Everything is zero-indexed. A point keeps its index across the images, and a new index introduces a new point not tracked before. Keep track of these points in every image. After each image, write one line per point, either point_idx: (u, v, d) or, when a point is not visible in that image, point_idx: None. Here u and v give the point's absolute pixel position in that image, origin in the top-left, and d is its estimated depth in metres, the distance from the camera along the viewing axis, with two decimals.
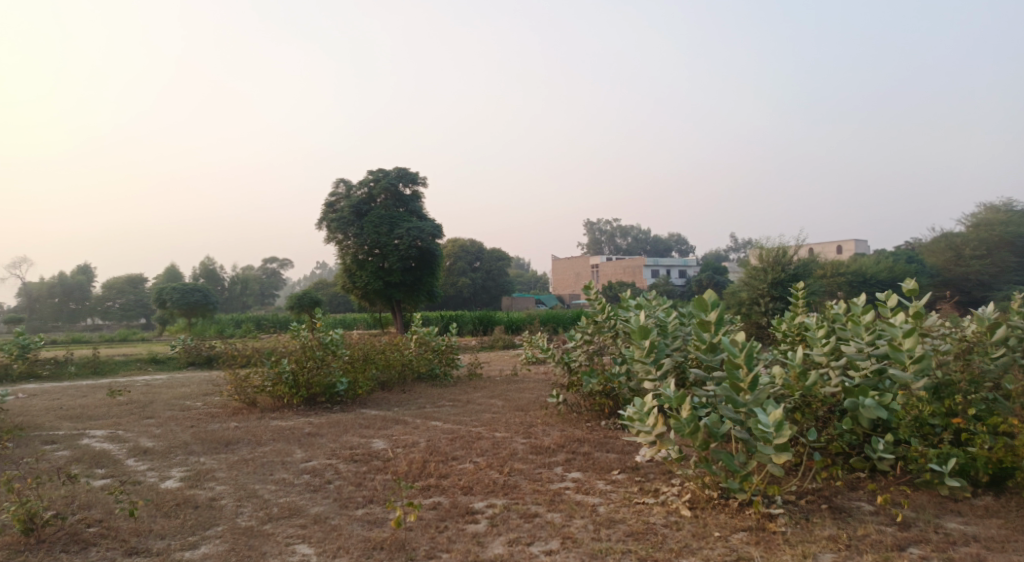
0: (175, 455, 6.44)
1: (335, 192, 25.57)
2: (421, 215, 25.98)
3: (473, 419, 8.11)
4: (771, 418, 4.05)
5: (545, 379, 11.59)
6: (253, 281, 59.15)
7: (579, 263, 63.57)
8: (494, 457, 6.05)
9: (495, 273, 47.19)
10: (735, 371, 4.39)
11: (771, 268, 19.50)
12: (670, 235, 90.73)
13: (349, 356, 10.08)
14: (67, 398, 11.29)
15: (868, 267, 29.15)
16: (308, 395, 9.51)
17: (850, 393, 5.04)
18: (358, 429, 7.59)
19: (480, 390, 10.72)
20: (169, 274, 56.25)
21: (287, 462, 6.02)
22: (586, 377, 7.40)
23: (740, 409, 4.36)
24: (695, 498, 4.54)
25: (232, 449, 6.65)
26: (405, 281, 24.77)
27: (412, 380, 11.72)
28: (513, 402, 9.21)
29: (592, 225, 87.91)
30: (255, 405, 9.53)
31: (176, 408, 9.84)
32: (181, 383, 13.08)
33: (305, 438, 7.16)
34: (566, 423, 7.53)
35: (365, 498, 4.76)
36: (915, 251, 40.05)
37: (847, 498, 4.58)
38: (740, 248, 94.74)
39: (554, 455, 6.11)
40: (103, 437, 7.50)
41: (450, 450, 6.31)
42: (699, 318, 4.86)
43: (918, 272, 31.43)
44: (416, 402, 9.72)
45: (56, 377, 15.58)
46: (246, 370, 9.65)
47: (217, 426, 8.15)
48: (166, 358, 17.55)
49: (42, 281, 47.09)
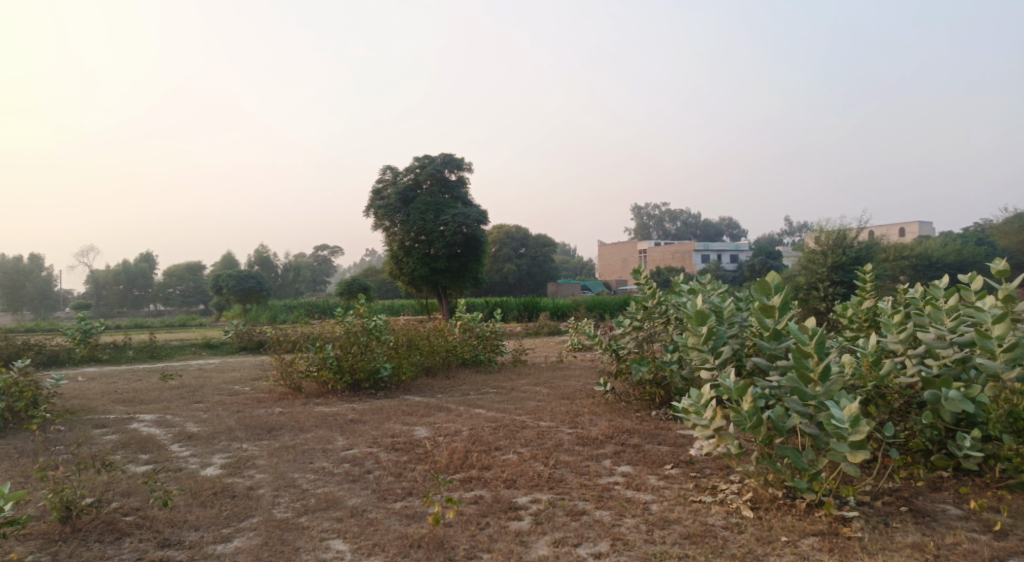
0: (218, 441, 6.39)
1: (382, 179, 25.63)
2: (467, 201, 25.83)
3: (518, 407, 7.88)
4: (846, 414, 3.69)
5: (592, 366, 11.29)
6: (305, 268, 60.21)
7: (628, 248, 62.69)
8: (539, 448, 5.80)
9: (542, 259, 46.92)
10: (803, 361, 4.04)
11: (830, 252, 18.71)
12: (721, 220, 88.85)
13: (393, 341, 9.96)
14: (121, 382, 11.49)
15: (934, 250, 27.80)
16: (352, 381, 9.42)
17: (931, 385, 4.65)
18: (401, 416, 7.44)
19: (524, 377, 10.49)
20: (225, 262, 57.72)
21: (327, 450, 5.89)
22: (636, 365, 7.06)
23: (809, 403, 4.02)
24: (757, 496, 4.25)
25: (274, 435, 6.56)
26: (451, 268, 24.68)
27: (457, 366, 11.56)
28: (558, 390, 8.95)
29: (641, 210, 86.57)
30: (300, 391, 9.49)
31: (224, 393, 9.89)
32: (232, 368, 13.22)
33: (348, 425, 7.04)
34: (614, 413, 7.22)
35: (404, 491, 4.57)
36: (984, 233, 38.12)
37: (930, 500, 4.19)
38: (795, 232, 92.08)
39: (602, 447, 5.82)
40: (151, 422, 7.53)
41: (494, 440, 6.09)
42: (762, 302, 4.50)
43: (988, 255, 29.89)
44: (460, 389, 9.55)
45: (115, 360, 15.96)
46: (292, 356, 9.64)
47: (262, 412, 8.11)
48: (219, 343, 17.81)
49: (108, 268, 48.61)
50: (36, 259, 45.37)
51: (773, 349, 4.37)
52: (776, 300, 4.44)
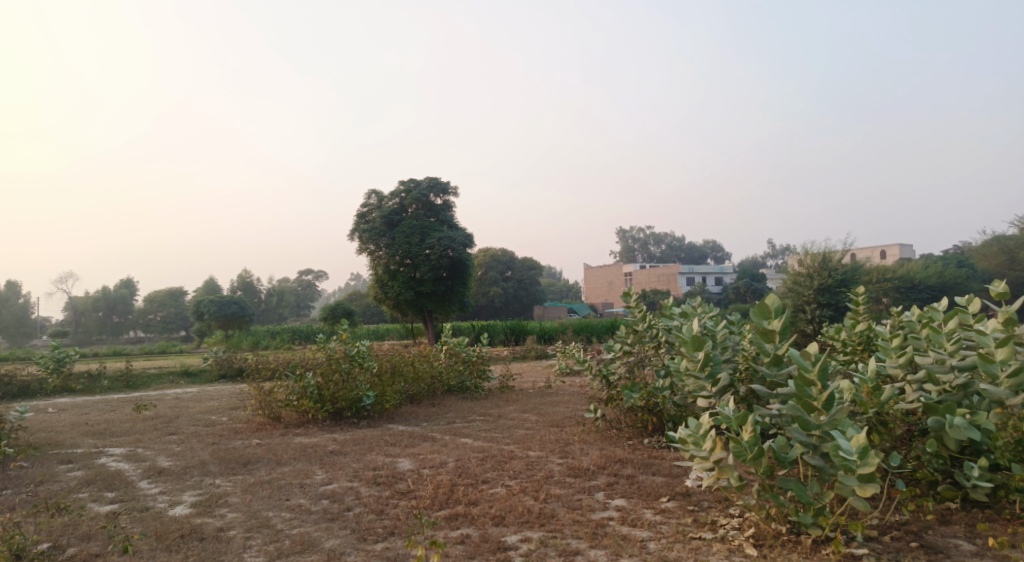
0: (190, 477, 6.07)
1: (366, 203, 25.42)
2: (453, 224, 25.66)
3: (505, 436, 7.62)
4: (854, 445, 3.49)
5: (581, 391, 11.04)
6: (289, 293, 59.59)
7: (613, 271, 62.76)
8: (529, 481, 5.54)
9: (528, 283, 46.77)
10: (806, 389, 3.85)
11: (816, 273, 18.70)
12: (705, 243, 89.38)
13: (376, 368, 9.68)
14: (93, 413, 11.06)
15: (916, 272, 27.96)
16: (334, 410, 9.11)
17: (934, 411, 4.46)
18: (384, 447, 7.15)
19: (512, 403, 10.22)
20: (207, 287, 57.02)
21: (306, 485, 5.59)
22: (628, 392, 6.83)
23: (813, 433, 3.81)
24: (760, 532, 4.03)
25: (250, 470, 6.25)
26: (436, 292, 24.42)
27: (443, 392, 11.28)
28: (547, 417, 8.70)
29: (626, 233, 86.87)
30: (280, 421, 9.16)
31: (200, 424, 9.53)
32: (210, 397, 12.83)
33: (328, 457, 6.74)
34: (605, 441, 6.98)
35: (386, 530, 4.30)
36: (965, 255, 38.47)
37: (941, 535, 3.99)
38: (778, 255, 92.75)
39: (594, 478, 5.58)
40: (121, 456, 7.17)
41: (481, 472, 5.82)
42: (762, 327, 4.30)
43: (970, 277, 30.12)
44: (446, 417, 9.27)
45: (89, 390, 15.48)
46: (271, 385, 9.32)
47: (239, 444, 7.78)
48: (198, 371, 17.36)
49: (87, 294, 47.73)
50: (12, 286, 44.54)
51: (774, 376, 4.16)
52: (778, 325, 4.25)
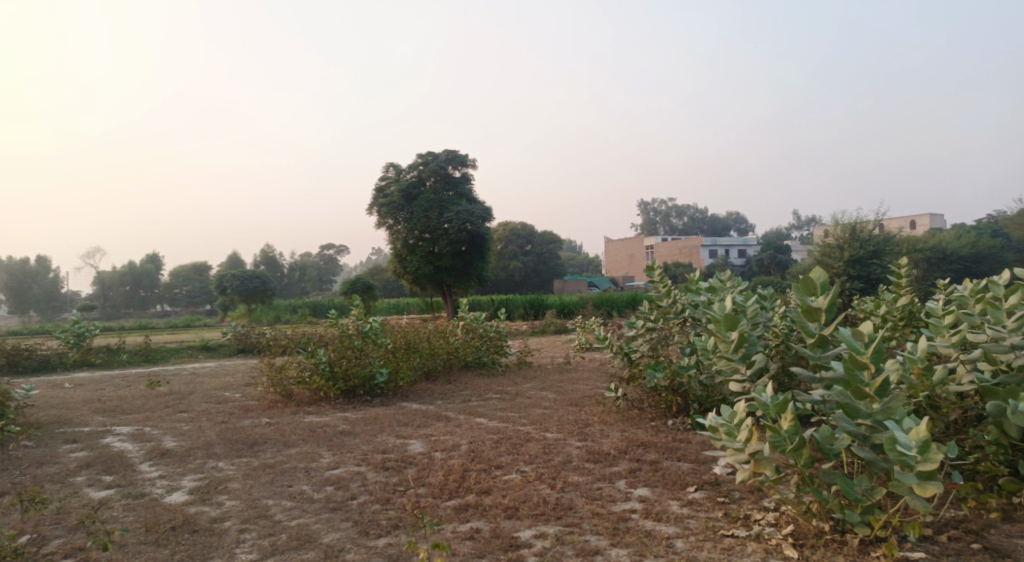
0: (193, 459, 5.81)
1: (385, 176, 25.06)
2: (472, 197, 25.24)
3: (522, 415, 7.30)
4: (913, 438, 3.10)
5: (601, 368, 10.70)
6: (311, 268, 59.80)
7: (635, 245, 62.02)
8: (545, 466, 5.20)
9: (548, 256, 46.33)
10: (856, 373, 3.45)
11: (847, 245, 18.13)
12: (728, 216, 88.12)
13: (390, 345, 9.39)
14: (108, 389, 10.91)
15: (948, 242, 27.08)
16: (346, 387, 8.84)
17: (994, 395, 4.02)
18: (395, 428, 6.86)
19: (530, 380, 9.89)
20: (230, 262, 57.48)
21: (311, 469, 5.32)
22: (651, 371, 6.45)
23: (863, 422, 3.43)
24: (799, 530, 3.69)
25: (255, 452, 5.98)
26: (456, 266, 24.10)
27: (460, 369, 10.99)
28: (566, 395, 8.34)
29: (647, 206, 85.82)
30: (292, 398, 8.91)
31: (212, 401, 9.32)
32: (224, 372, 12.64)
33: (337, 439, 6.46)
34: (627, 423, 6.62)
35: (390, 522, 4.00)
36: (998, 224, 37.27)
37: (1005, 535, 3.65)
38: (803, 226, 91.09)
39: (615, 464, 5.22)
40: (127, 436, 6.95)
41: (495, 456, 5.50)
42: (804, 305, 3.88)
43: (1005, 247, 29.20)
44: (461, 395, 8.96)
45: (108, 365, 15.42)
46: (283, 361, 9.06)
47: (248, 423, 7.55)
48: (217, 346, 17.26)
49: (112, 269, 48.18)
50: (42, 261, 45.11)
51: (817, 359, 3.76)
52: (824, 302, 3.81)
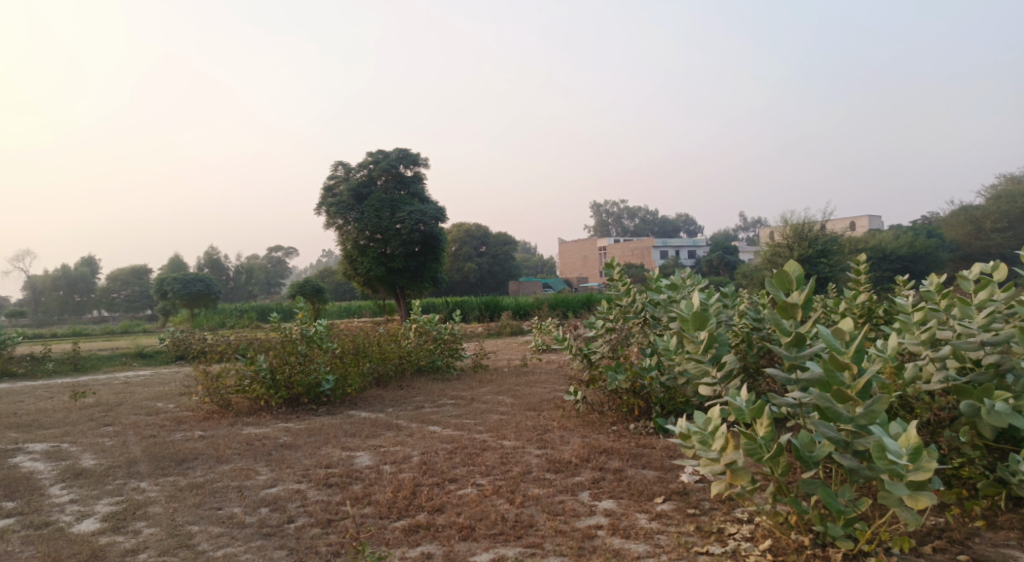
0: (112, 480, 5.24)
1: (333, 175, 24.34)
2: (424, 197, 24.72)
3: (478, 422, 6.91)
4: (902, 445, 2.81)
5: (559, 371, 10.37)
6: (258, 271, 58.20)
7: (587, 246, 62.23)
8: (502, 478, 4.83)
9: (502, 258, 46.02)
10: (837, 375, 3.14)
11: (797, 244, 18.35)
12: (678, 218, 89.42)
13: (337, 350, 8.87)
14: (29, 401, 10.12)
15: (887, 243, 27.82)
16: (290, 395, 8.31)
17: (967, 395, 3.82)
18: (341, 439, 6.40)
19: (485, 384, 9.51)
20: (173, 266, 55.63)
21: (245, 489, 4.84)
22: (611, 373, 6.14)
23: (845, 428, 3.14)
24: (777, 544, 3.42)
25: (185, 469, 5.46)
26: (408, 267, 23.53)
27: (412, 374, 10.53)
28: (523, 400, 7.99)
29: (598, 207, 86.19)
30: (230, 408, 8.34)
31: (143, 413, 8.67)
32: (160, 381, 11.90)
33: (277, 452, 5.97)
34: (588, 428, 6.30)
35: (330, 549, 3.61)
36: (933, 224, 38.53)
37: (990, 545, 3.44)
38: (749, 227, 93.09)
39: (578, 474, 4.88)
40: (41, 454, 6.33)
41: (449, 469, 5.11)
42: (780, 301, 3.57)
43: (940, 247, 30.17)
44: (413, 401, 8.52)
45: (33, 374, 14.45)
46: (220, 369, 8.48)
47: (180, 437, 6.98)
48: (154, 353, 16.39)
49: (46, 273, 46.00)
50: None
51: (794, 359, 3.45)
52: (801, 297, 3.52)
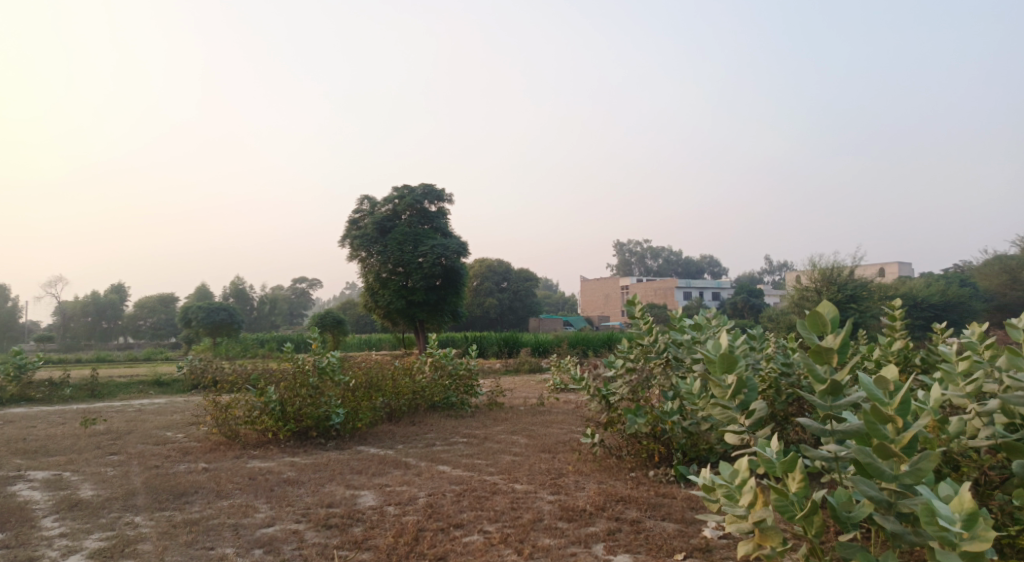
0: (107, 512, 5.04)
1: (358, 209, 24.46)
2: (447, 232, 24.71)
3: (489, 463, 6.64)
4: (956, 510, 2.50)
5: (576, 411, 10.07)
6: (281, 302, 58.57)
7: (610, 285, 61.86)
8: (511, 526, 4.54)
9: (524, 294, 45.83)
10: (879, 427, 2.84)
11: (825, 288, 17.96)
12: (702, 259, 88.82)
13: (349, 383, 8.67)
14: (40, 427, 10.01)
15: (918, 290, 27.18)
16: (298, 429, 8.10)
17: (1019, 454, 3.49)
18: (347, 477, 6.15)
19: (500, 423, 9.23)
20: (198, 295, 56.23)
21: (241, 527, 4.60)
22: (631, 416, 5.85)
23: (888, 487, 2.84)
24: None
25: (183, 504, 5.25)
26: (428, 301, 23.41)
27: (426, 410, 10.29)
28: (538, 441, 7.69)
29: (621, 246, 85.95)
30: (237, 440, 8.15)
31: (150, 442, 8.50)
32: (173, 410, 11.75)
33: (279, 488, 5.75)
34: (604, 473, 6.00)
35: None
36: (965, 273, 37.66)
37: None
38: (774, 270, 92.10)
39: (591, 523, 4.59)
40: (41, 482, 6.17)
41: (456, 513, 4.84)
42: (813, 344, 3.24)
43: (973, 295, 29.41)
44: (424, 438, 8.27)
45: (50, 400, 14.40)
46: (230, 399, 8.31)
47: (183, 468, 6.78)
48: (171, 381, 16.31)
49: (75, 299, 46.66)
50: (1, 289, 43.60)
51: (828, 410, 3.20)
52: (836, 342, 3.18)
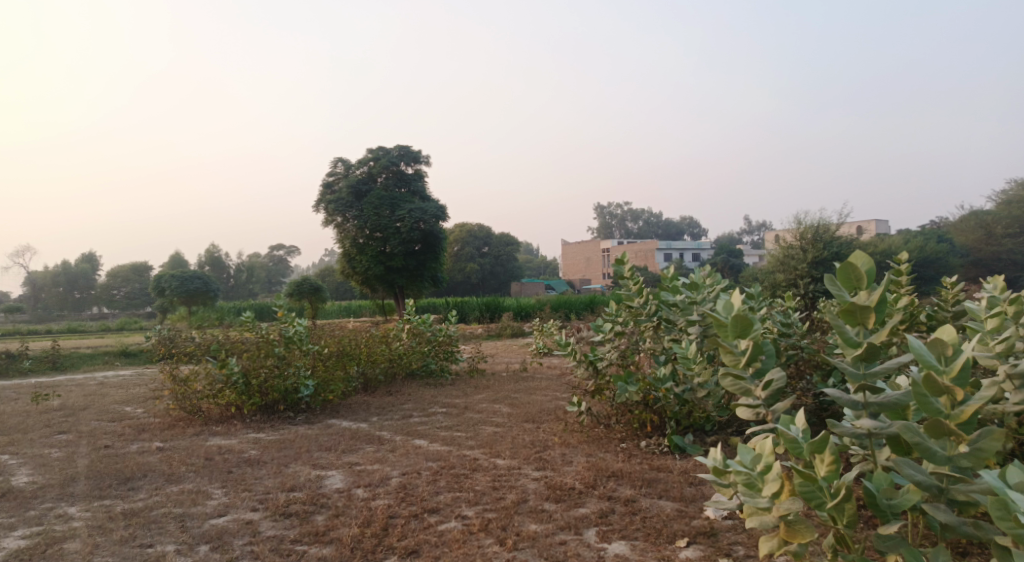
0: (38, 504, 4.48)
1: (332, 172, 23.59)
2: (425, 195, 23.98)
3: (469, 435, 6.17)
4: None
5: (561, 376, 9.63)
6: (259, 269, 57.54)
7: (591, 248, 61.44)
8: (493, 510, 4.06)
9: (504, 258, 45.32)
10: (931, 401, 2.37)
11: (810, 247, 17.56)
12: (682, 220, 88.66)
13: (319, 351, 8.12)
14: None
15: (897, 246, 27.00)
16: (265, 402, 7.57)
17: None
18: (315, 455, 5.64)
19: (481, 391, 8.76)
20: (173, 263, 55.06)
21: (188, 518, 4.08)
22: (620, 384, 5.33)
23: (941, 471, 2.38)
24: None
25: (128, 491, 4.72)
26: (408, 266, 22.79)
27: (403, 378, 9.79)
28: (522, 410, 7.23)
29: (602, 209, 85.39)
30: (199, 415, 7.60)
31: (106, 420, 7.91)
32: (137, 383, 11.12)
33: (237, 470, 5.23)
34: (593, 445, 5.54)
35: None
36: (942, 230, 37.50)
37: None
38: (753, 231, 92.08)
39: (582, 504, 4.12)
40: None
41: (431, 495, 4.36)
42: (845, 303, 2.75)
43: (951, 251, 29.26)
44: (401, 409, 7.79)
45: (9, 373, 13.71)
46: (190, 372, 7.72)
47: (135, 448, 6.23)
48: (139, 352, 15.65)
49: (46, 269, 45.44)
50: None
51: (862, 379, 2.71)
52: (872, 299, 2.71)
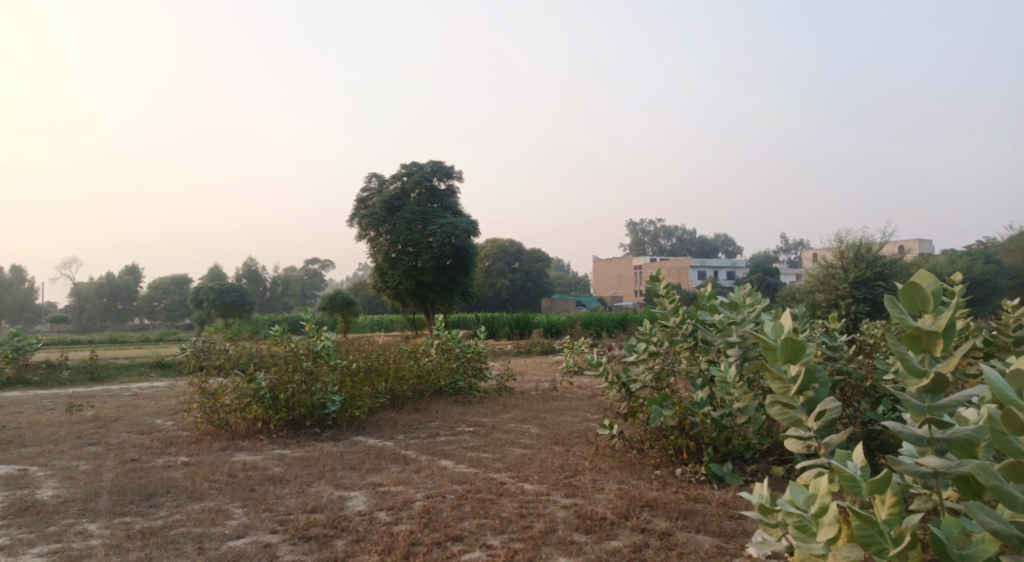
0: (59, 519, 4.41)
1: (366, 187, 23.74)
2: (458, 211, 23.98)
3: (497, 457, 5.99)
4: None
5: (592, 396, 9.41)
6: (294, 282, 58.24)
7: (624, 265, 60.97)
8: (520, 540, 3.87)
9: (536, 274, 45.17)
10: (1010, 440, 2.13)
11: (851, 266, 17.04)
12: (717, 238, 87.60)
13: (346, 367, 8.03)
14: (27, 413, 9.46)
15: (942, 266, 26.17)
16: (292, 417, 7.49)
17: None
18: (339, 474, 5.51)
19: (510, 410, 8.58)
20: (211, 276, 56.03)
21: (206, 539, 3.97)
22: (655, 408, 5.09)
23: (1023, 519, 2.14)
24: None
25: (148, 508, 4.63)
26: (439, 281, 22.76)
27: (432, 395, 9.65)
28: (552, 431, 7.03)
29: (635, 226, 84.79)
30: (225, 429, 7.55)
31: (135, 432, 7.90)
32: (169, 395, 11.17)
33: (260, 488, 5.13)
34: (625, 471, 5.31)
35: None
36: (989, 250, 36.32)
37: None
38: (790, 249, 90.57)
39: (614, 537, 3.90)
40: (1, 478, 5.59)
41: (455, 522, 4.19)
42: (909, 327, 2.50)
43: (999, 272, 28.29)
44: (427, 427, 7.65)
45: (47, 383, 13.91)
46: (218, 385, 7.68)
47: (161, 462, 6.18)
48: (173, 364, 15.78)
49: (89, 280, 46.54)
50: (17, 271, 43.62)
51: (928, 412, 2.46)
52: (939, 324, 2.45)
